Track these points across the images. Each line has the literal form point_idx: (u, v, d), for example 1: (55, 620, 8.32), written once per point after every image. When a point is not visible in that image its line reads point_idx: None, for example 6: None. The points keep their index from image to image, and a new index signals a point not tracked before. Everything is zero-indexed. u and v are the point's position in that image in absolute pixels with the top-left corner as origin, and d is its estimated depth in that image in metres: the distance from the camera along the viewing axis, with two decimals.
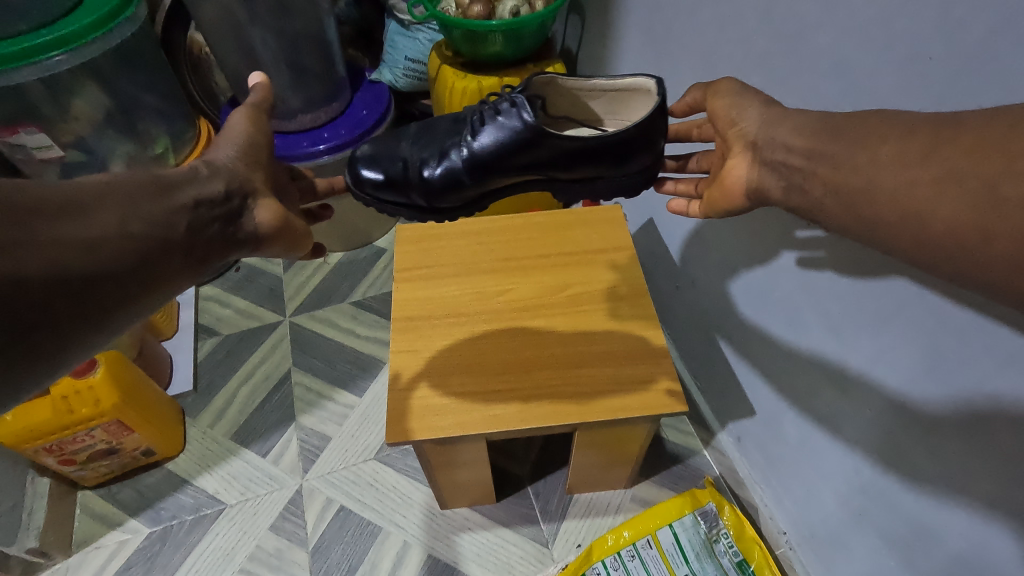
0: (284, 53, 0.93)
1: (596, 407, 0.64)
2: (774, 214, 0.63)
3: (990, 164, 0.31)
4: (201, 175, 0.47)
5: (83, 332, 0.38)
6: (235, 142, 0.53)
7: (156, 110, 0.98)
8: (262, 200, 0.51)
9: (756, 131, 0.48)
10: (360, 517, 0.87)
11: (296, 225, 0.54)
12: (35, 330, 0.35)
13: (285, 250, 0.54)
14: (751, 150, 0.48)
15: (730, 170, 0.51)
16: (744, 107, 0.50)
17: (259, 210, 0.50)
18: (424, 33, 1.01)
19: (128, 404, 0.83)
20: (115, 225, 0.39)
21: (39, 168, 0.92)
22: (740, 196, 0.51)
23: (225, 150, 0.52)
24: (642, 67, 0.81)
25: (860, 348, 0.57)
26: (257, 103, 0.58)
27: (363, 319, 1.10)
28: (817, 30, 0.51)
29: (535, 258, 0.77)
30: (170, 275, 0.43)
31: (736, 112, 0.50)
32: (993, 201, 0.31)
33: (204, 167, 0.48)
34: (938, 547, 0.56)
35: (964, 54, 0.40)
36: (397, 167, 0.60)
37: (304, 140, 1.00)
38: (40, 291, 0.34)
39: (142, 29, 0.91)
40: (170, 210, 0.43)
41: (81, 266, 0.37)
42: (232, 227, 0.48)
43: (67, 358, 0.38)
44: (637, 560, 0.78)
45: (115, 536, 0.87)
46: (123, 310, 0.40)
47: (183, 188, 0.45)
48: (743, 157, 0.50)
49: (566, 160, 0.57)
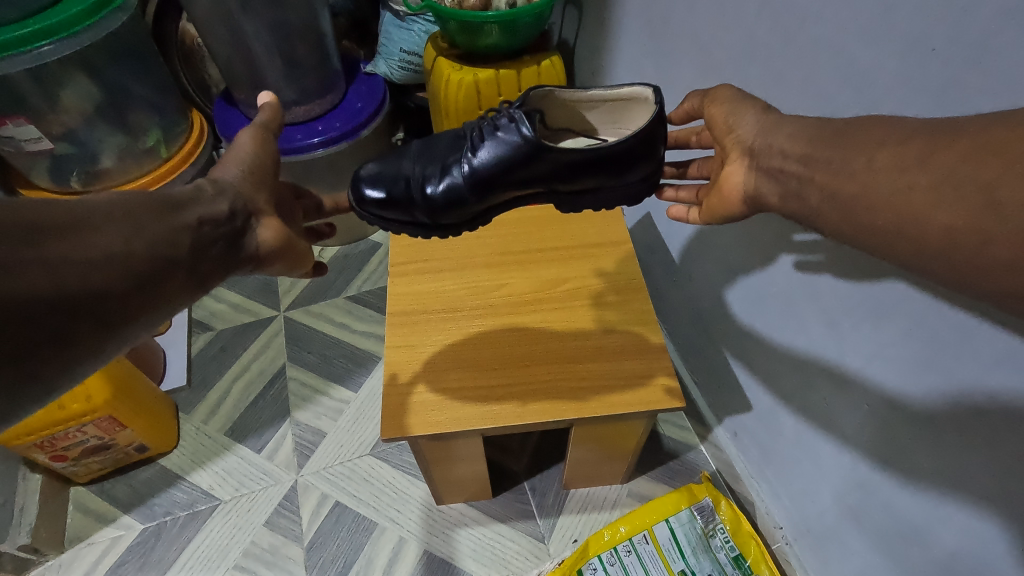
0: (277, 45, 0.92)
1: (591, 402, 0.64)
2: (771, 222, 0.63)
3: (988, 167, 0.31)
4: (207, 195, 0.46)
5: (84, 350, 0.38)
6: (241, 161, 0.52)
7: (147, 102, 0.96)
8: (266, 219, 0.50)
9: (753, 137, 0.47)
10: (355, 513, 0.86)
11: (298, 243, 0.53)
12: (35, 348, 0.34)
13: (287, 269, 0.53)
14: (748, 156, 0.48)
15: (726, 177, 0.50)
16: (741, 113, 0.49)
17: (262, 230, 0.49)
18: (419, 24, 0.99)
19: (120, 400, 0.82)
20: (119, 245, 0.39)
21: (29, 160, 0.91)
22: (738, 202, 0.50)
23: (230, 170, 0.50)
24: (640, 59, 0.80)
25: (857, 343, 0.57)
26: (266, 122, 0.56)
27: (359, 313, 1.10)
28: (817, 21, 0.50)
29: (533, 253, 0.77)
30: (174, 294, 0.42)
31: (733, 119, 0.50)
32: (993, 207, 0.30)
33: (209, 187, 0.47)
34: (935, 542, 0.55)
35: (965, 44, 0.39)
36: (400, 187, 0.59)
37: (299, 133, 0.99)
38: (43, 309, 0.34)
39: (132, 19, 0.90)
40: (174, 228, 0.42)
41: (84, 285, 0.36)
42: (235, 246, 0.47)
43: (65, 376, 0.37)
44: (633, 556, 0.78)
45: (109, 533, 0.86)
46: (125, 329, 0.40)
47: (188, 208, 0.44)
48: (739, 164, 0.49)
49: (568, 174, 0.56)
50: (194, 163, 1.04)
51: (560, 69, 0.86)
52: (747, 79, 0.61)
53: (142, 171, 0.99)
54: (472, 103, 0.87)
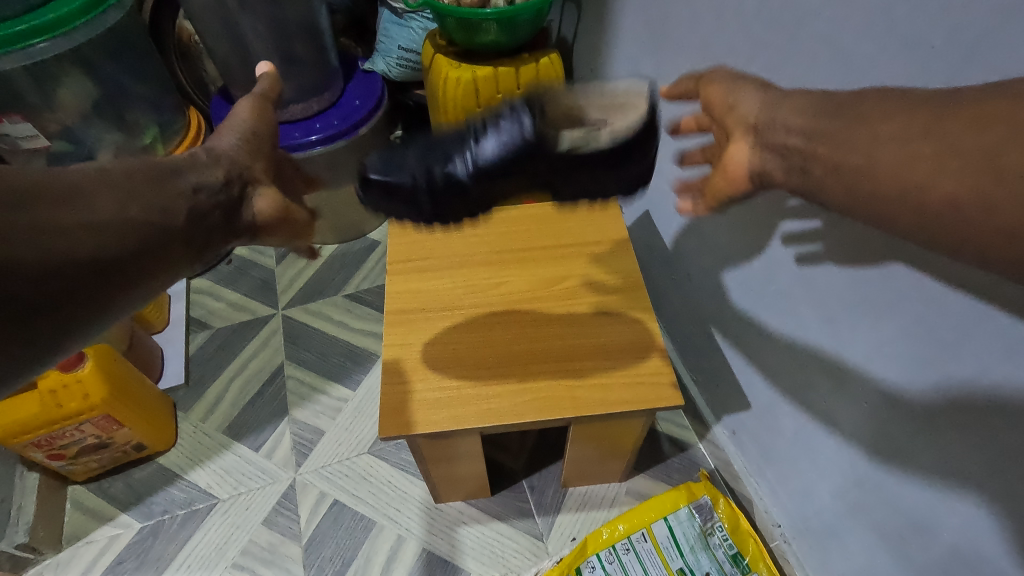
0: (274, 41, 0.92)
1: (589, 400, 0.64)
2: (772, 220, 0.63)
3: (994, 133, 0.30)
4: (203, 162, 0.46)
5: (73, 317, 0.37)
6: (239, 130, 0.51)
7: (144, 99, 0.96)
8: (262, 189, 0.49)
9: (756, 114, 0.45)
10: (354, 511, 0.86)
11: (297, 215, 0.52)
12: (23, 313, 0.34)
13: (285, 241, 0.52)
14: (752, 134, 0.45)
15: (731, 155, 0.48)
16: (740, 91, 0.47)
17: (259, 200, 0.48)
18: (418, 22, 1.00)
19: (117, 398, 0.82)
20: (115, 210, 0.38)
21: (25, 158, 0.90)
22: (743, 179, 0.48)
23: (227, 137, 0.50)
24: (639, 56, 0.79)
25: (857, 340, 0.57)
26: (264, 92, 0.56)
27: (357, 311, 1.10)
28: (817, 17, 0.50)
29: (531, 251, 0.77)
30: (168, 262, 0.42)
31: (732, 96, 0.48)
32: (1002, 178, 0.30)
33: (204, 155, 0.47)
34: (935, 538, 0.55)
35: (966, 39, 0.39)
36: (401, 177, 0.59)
37: (296, 130, 0.99)
38: (34, 276, 0.34)
39: (128, 16, 0.90)
40: (171, 196, 0.42)
41: (77, 252, 0.36)
42: (231, 216, 0.47)
43: (56, 341, 0.37)
44: (632, 554, 0.78)
45: (107, 531, 0.86)
46: (117, 295, 0.40)
47: (185, 174, 0.44)
48: (743, 142, 0.46)
49: (568, 168, 0.57)
50: None
51: (558, 66, 0.87)
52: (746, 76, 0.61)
53: None
54: (470, 100, 0.86)
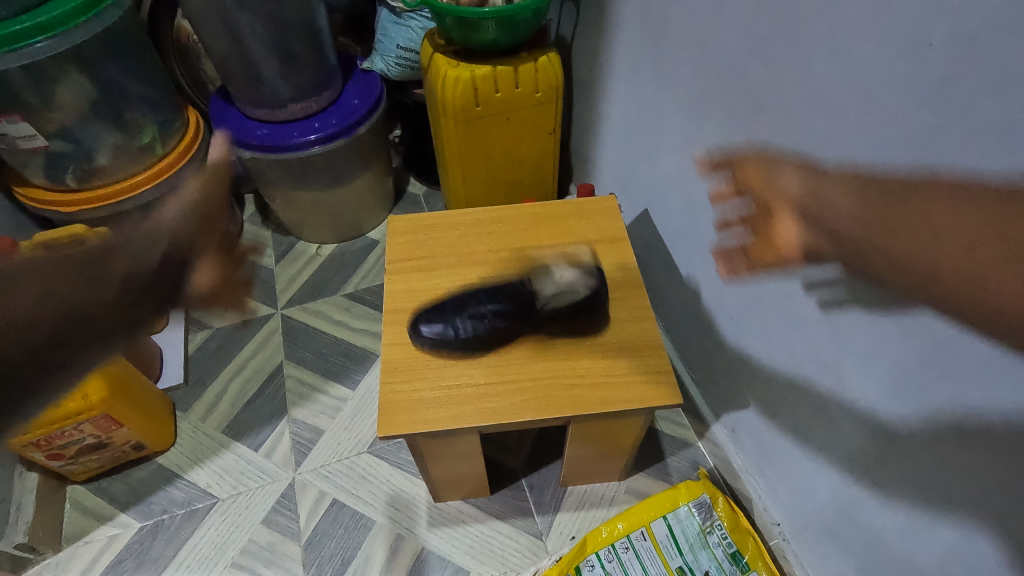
0: (272, 40, 0.91)
1: (588, 399, 0.64)
2: None
3: None
4: (141, 238, 0.47)
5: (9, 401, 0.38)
6: (185, 201, 0.51)
7: (143, 99, 0.95)
8: (203, 262, 0.50)
9: (799, 193, 0.50)
10: (353, 510, 0.86)
11: (235, 287, 0.54)
12: None
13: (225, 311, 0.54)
14: (797, 211, 0.50)
15: (780, 232, 0.52)
16: (779, 176, 0.54)
17: (198, 275, 0.50)
18: (416, 21, 0.99)
19: (116, 398, 0.81)
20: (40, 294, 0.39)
21: (24, 157, 0.91)
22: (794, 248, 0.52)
23: (172, 210, 0.49)
24: (639, 54, 0.79)
25: (855, 338, 0.57)
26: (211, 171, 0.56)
27: (355, 311, 1.10)
28: (817, 14, 0.50)
29: (529, 251, 0.77)
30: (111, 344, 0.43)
31: (774, 180, 0.54)
32: None
33: (141, 233, 0.47)
34: (932, 538, 0.55)
35: (967, 36, 0.39)
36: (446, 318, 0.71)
37: (295, 130, 0.99)
38: None
39: (127, 16, 0.89)
40: (104, 277, 0.43)
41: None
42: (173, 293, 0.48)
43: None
44: (631, 552, 0.78)
45: (106, 531, 0.86)
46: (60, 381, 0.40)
47: (120, 254, 0.45)
48: (786, 218, 0.51)
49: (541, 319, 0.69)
50: (189, 160, 1.04)
51: (557, 65, 0.87)
52: (746, 75, 0.61)
53: (138, 168, 0.99)
54: (470, 99, 0.86)
